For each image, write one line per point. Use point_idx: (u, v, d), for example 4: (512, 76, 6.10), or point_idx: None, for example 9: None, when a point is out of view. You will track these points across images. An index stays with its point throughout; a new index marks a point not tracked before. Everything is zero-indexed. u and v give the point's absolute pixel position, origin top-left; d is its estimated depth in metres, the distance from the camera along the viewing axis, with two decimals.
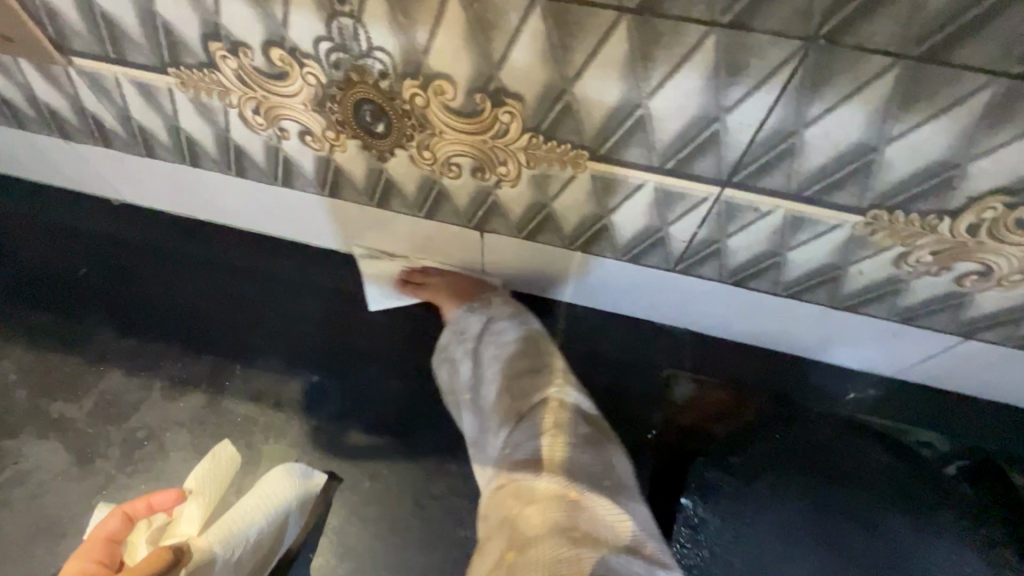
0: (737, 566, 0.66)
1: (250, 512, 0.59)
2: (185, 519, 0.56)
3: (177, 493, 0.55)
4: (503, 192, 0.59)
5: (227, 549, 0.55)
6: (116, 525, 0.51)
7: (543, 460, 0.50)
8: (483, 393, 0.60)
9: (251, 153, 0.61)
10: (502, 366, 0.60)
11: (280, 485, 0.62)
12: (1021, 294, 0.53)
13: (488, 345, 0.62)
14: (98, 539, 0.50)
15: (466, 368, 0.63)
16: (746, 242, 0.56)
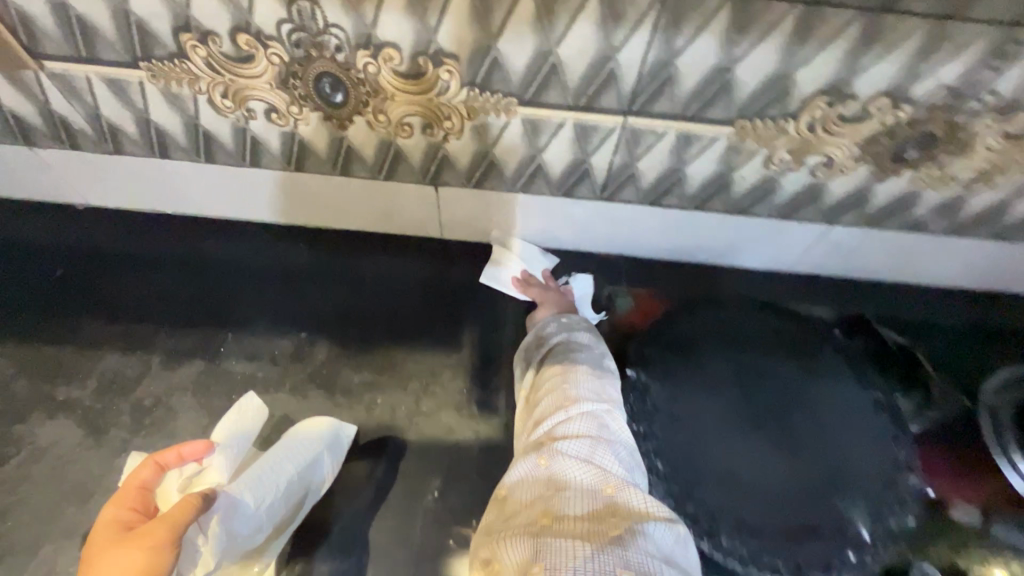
0: (692, 446, 0.57)
1: (283, 466, 0.59)
2: (218, 468, 0.56)
3: (207, 444, 0.51)
4: (452, 145, 0.64)
5: (255, 501, 0.55)
6: (148, 476, 0.48)
7: (586, 459, 0.49)
8: (540, 388, 0.59)
9: (221, 138, 0.66)
10: (572, 366, 0.58)
11: (303, 440, 0.61)
12: (862, 177, 0.63)
13: (556, 352, 0.61)
14: (130, 488, 0.46)
15: (530, 369, 0.63)
16: (655, 163, 0.64)
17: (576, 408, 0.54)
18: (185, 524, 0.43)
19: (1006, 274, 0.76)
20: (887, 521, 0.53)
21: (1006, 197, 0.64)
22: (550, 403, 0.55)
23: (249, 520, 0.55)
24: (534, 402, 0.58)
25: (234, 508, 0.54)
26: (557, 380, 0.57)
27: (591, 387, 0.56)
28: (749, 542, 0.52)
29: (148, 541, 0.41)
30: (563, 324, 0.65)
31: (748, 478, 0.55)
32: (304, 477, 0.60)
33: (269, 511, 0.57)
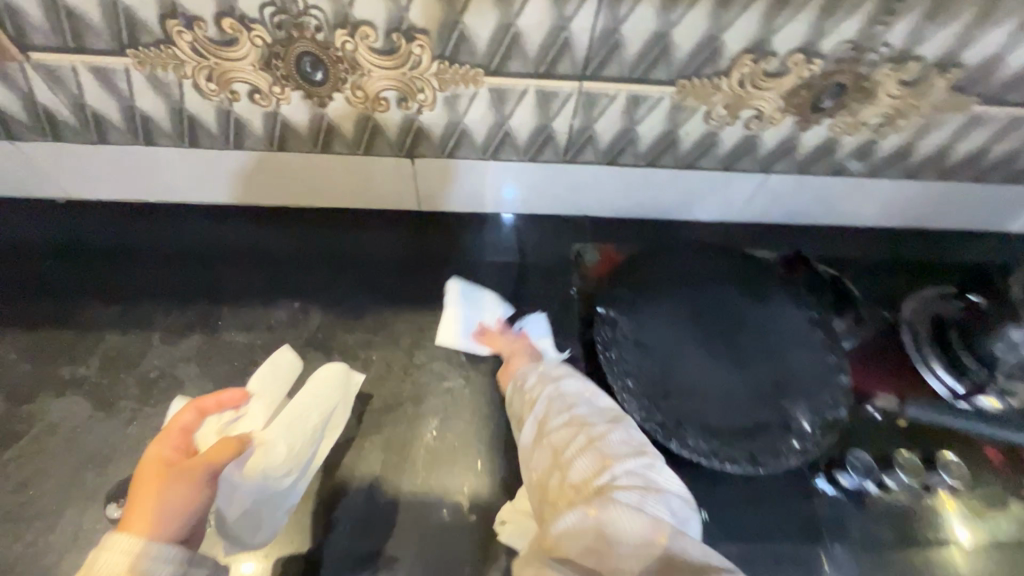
0: (657, 368, 0.64)
1: (300, 416, 0.66)
2: (252, 417, 0.65)
3: (243, 393, 0.60)
4: (426, 117, 0.70)
5: (279, 446, 0.63)
6: (189, 418, 0.56)
7: (638, 510, 0.49)
8: (561, 443, 0.57)
9: (205, 121, 0.70)
10: (590, 420, 0.58)
11: (322, 389, 0.68)
12: (789, 127, 0.72)
13: (560, 399, 0.60)
14: (173, 427, 0.55)
15: (529, 422, 0.60)
16: (610, 124, 0.71)
17: (618, 466, 0.53)
18: (220, 464, 0.54)
19: (918, 210, 0.87)
20: (824, 415, 0.63)
21: (909, 138, 0.74)
22: (586, 461, 0.54)
23: (275, 464, 0.62)
24: (558, 458, 0.56)
25: (261, 451, 0.63)
26: (583, 437, 0.56)
27: (622, 442, 0.56)
28: (711, 440, 0.60)
29: (193, 474, 0.52)
30: (541, 369, 0.65)
31: (709, 391, 0.64)
32: (320, 426, 0.66)
33: (292, 454, 0.63)
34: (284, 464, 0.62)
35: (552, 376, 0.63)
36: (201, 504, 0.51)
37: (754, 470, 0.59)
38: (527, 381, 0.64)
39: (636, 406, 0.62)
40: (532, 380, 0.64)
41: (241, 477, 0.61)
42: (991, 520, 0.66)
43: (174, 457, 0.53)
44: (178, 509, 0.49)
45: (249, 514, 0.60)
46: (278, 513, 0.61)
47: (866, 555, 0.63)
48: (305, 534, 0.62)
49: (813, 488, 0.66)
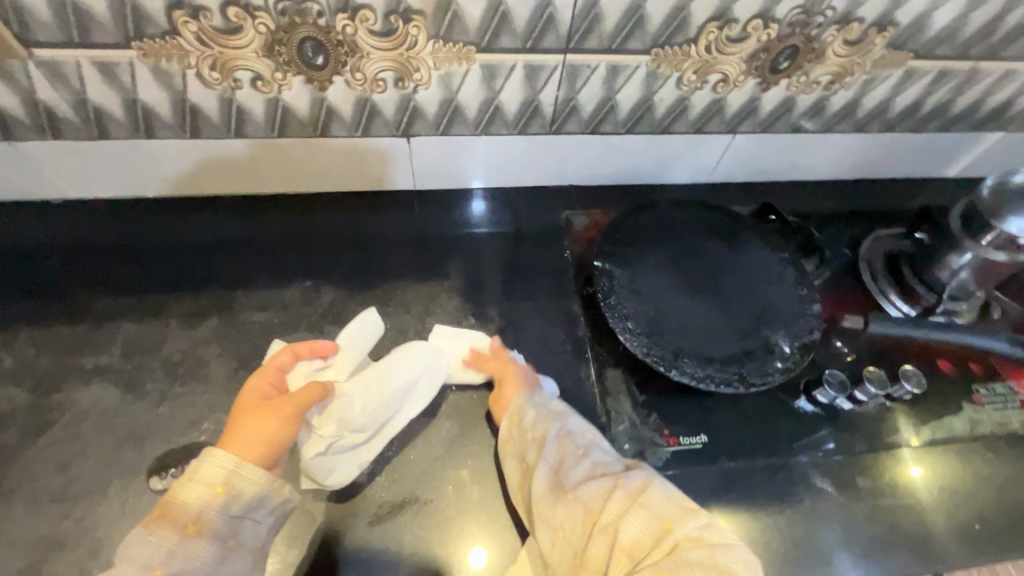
0: (651, 312, 0.71)
1: (383, 377, 0.69)
2: (339, 369, 0.69)
3: (331, 344, 0.69)
4: (421, 96, 0.74)
5: (358, 401, 0.67)
6: (286, 359, 0.67)
7: (716, 575, 0.48)
8: (596, 501, 0.57)
9: (208, 111, 0.72)
10: (616, 472, 0.60)
11: (406, 354, 0.71)
12: (751, 89, 0.80)
13: (574, 454, 0.62)
14: (272, 367, 0.65)
15: (542, 471, 0.61)
16: (592, 94, 0.77)
17: (675, 524, 0.52)
18: (304, 404, 0.62)
19: (867, 160, 0.97)
20: (801, 338, 0.71)
21: (856, 94, 0.83)
22: (635, 520, 0.54)
23: (351, 416, 0.66)
24: (600, 519, 0.56)
25: (342, 402, 0.67)
26: (620, 493, 0.56)
27: (666, 497, 0.55)
28: (705, 367, 0.67)
29: (280, 410, 0.60)
30: (539, 406, 0.67)
31: (699, 328, 0.71)
32: (401, 389, 0.69)
33: (369, 410, 0.67)
34: (362, 419, 0.66)
35: (555, 418, 0.66)
36: (283, 436, 0.60)
37: (747, 388, 0.66)
38: (526, 418, 0.66)
39: (637, 343, 0.68)
40: (530, 418, 0.66)
41: (321, 421, 0.65)
42: (947, 422, 0.75)
43: (273, 393, 0.64)
44: (262, 437, 0.58)
45: (323, 458, 0.64)
46: (351, 462, 0.65)
47: (844, 459, 0.72)
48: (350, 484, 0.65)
49: (795, 408, 0.74)
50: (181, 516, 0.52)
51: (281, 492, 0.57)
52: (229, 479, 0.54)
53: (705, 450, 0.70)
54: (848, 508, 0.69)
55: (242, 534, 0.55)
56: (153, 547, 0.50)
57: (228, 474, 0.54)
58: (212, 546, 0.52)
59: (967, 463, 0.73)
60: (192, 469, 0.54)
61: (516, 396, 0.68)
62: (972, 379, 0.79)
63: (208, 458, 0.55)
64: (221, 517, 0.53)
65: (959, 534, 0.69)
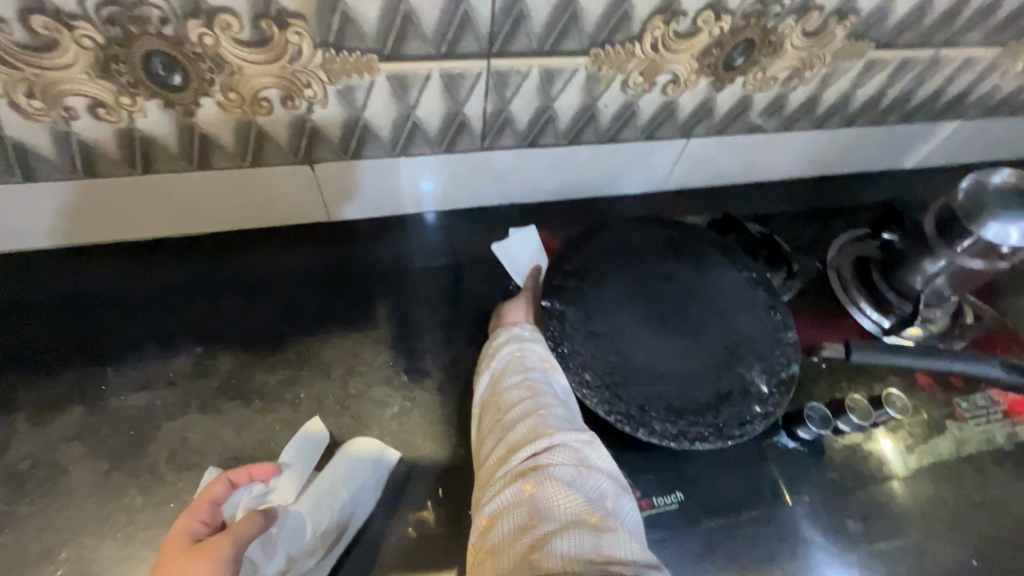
0: (611, 357, 0.61)
1: (336, 492, 0.58)
2: (285, 490, 0.58)
3: (275, 465, 0.55)
4: (318, 115, 0.61)
5: (309, 525, 0.57)
6: (220, 490, 0.52)
7: (572, 490, 0.50)
8: (505, 405, 0.59)
9: (37, 147, 0.56)
10: (540, 385, 0.59)
11: (354, 462, 0.60)
12: (704, 89, 0.71)
13: (514, 367, 0.61)
14: (203, 502, 0.51)
15: (485, 378, 0.63)
16: (526, 103, 0.66)
17: (558, 437, 0.54)
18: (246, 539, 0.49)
19: (828, 157, 0.90)
20: (778, 374, 0.62)
21: (816, 89, 0.76)
22: (527, 428, 0.55)
23: (301, 544, 0.56)
24: (503, 420, 0.57)
25: (292, 530, 0.56)
26: (528, 404, 0.57)
27: (566, 419, 0.57)
28: (677, 422, 0.58)
29: (216, 554, 0.46)
30: (514, 330, 0.65)
31: (666, 369, 0.62)
32: (358, 502, 0.58)
33: (323, 534, 0.57)
34: (311, 546, 0.56)
35: (522, 338, 0.63)
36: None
37: (723, 442, 0.57)
38: (498, 336, 0.65)
39: (598, 399, 0.58)
40: (501, 335, 0.65)
41: (266, 555, 0.54)
42: (931, 445, 0.70)
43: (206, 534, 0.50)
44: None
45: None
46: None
47: (832, 501, 0.65)
48: None
49: (774, 447, 0.67)
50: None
51: None
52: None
53: (682, 510, 0.61)
54: (841, 559, 0.62)
55: None
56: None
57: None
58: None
59: (956, 489, 0.67)
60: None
61: (512, 319, 0.68)
62: (952, 393, 0.73)
63: None
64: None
65: (956, 573, 0.63)
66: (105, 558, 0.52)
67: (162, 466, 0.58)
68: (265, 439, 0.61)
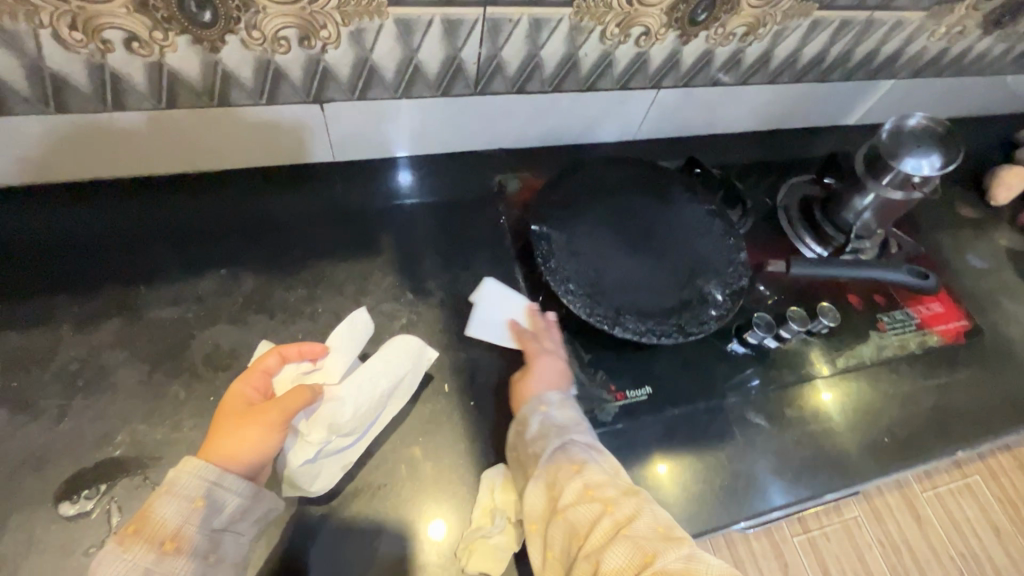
0: (590, 271, 0.71)
1: (376, 378, 0.65)
2: (329, 372, 0.64)
3: (321, 347, 0.64)
4: (331, 56, 0.68)
5: (348, 406, 0.63)
6: (272, 362, 0.61)
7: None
8: (582, 524, 0.54)
9: (73, 79, 0.62)
10: (604, 489, 0.57)
11: (396, 356, 0.67)
12: (671, 42, 0.80)
13: (566, 471, 0.59)
14: (256, 370, 0.60)
15: (536, 488, 0.59)
16: (516, 50, 0.74)
17: (660, 560, 0.49)
18: (292, 411, 0.57)
19: (779, 110, 1.01)
20: (731, 285, 0.74)
21: (769, 45, 0.86)
22: (620, 555, 0.50)
23: (340, 422, 0.62)
24: (587, 547, 0.52)
25: (333, 407, 0.63)
26: (610, 523, 0.53)
27: (655, 529, 0.52)
28: (646, 322, 0.69)
29: (265, 419, 0.55)
30: (545, 415, 0.64)
31: (637, 282, 0.72)
32: (389, 393, 0.66)
33: (361, 416, 0.63)
34: (350, 422, 0.63)
35: (560, 428, 0.63)
36: (267, 446, 0.55)
37: (685, 337, 0.68)
38: (530, 427, 0.63)
39: (580, 304, 0.68)
40: (535, 427, 0.63)
41: (309, 425, 0.61)
42: (857, 350, 0.83)
43: (257, 399, 0.59)
44: (247, 447, 0.54)
45: (309, 465, 0.60)
46: (336, 467, 0.62)
47: (775, 393, 0.77)
48: (316, 478, 0.60)
49: (728, 351, 0.79)
50: (158, 532, 0.47)
51: (266, 499, 0.54)
52: (210, 491, 0.50)
53: (652, 400, 0.73)
54: (780, 438, 0.74)
55: (224, 547, 0.51)
56: (128, 564, 0.46)
57: (208, 486, 0.50)
58: (191, 562, 0.48)
59: (874, 384, 0.81)
60: (169, 481, 0.50)
61: (534, 396, 0.66)
62: (877, 309, 0.87)
63: (187, 469, 0.50)
64: (200, 532, 0.49)
65: (871, 448, 0.77)
66: (158, 440, 0.60)
67: (200, 366, 0.65)
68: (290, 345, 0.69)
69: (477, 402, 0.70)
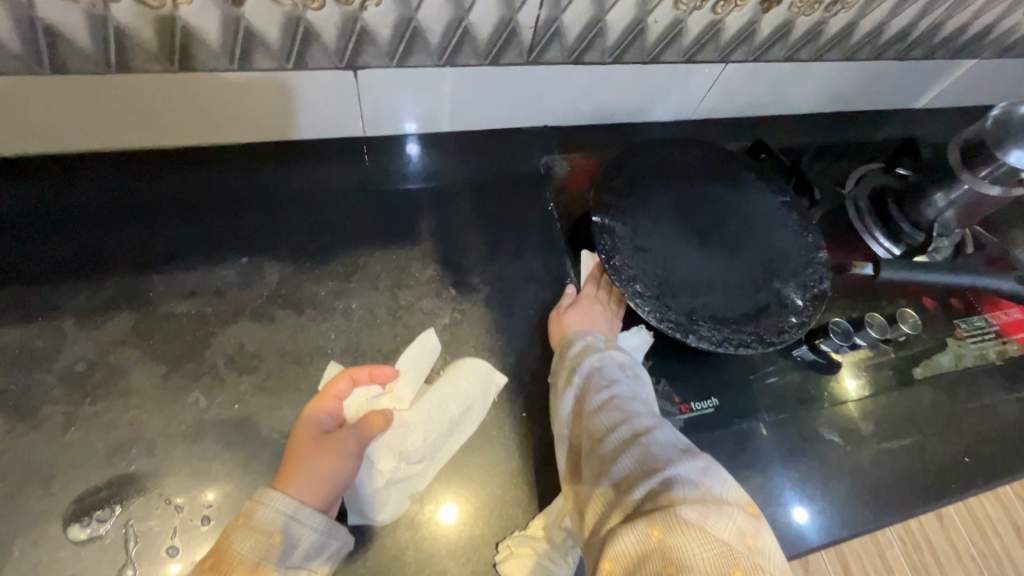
0: (657, 270, 0.64)
1: (446, 403, 0.60)
2: (398, 396, 0.61)
3: (392, 370, 0.60)
4: (370, 14, 0.59)
5: (418, 432, 0.59)
6: (344, 386, 0.57)
7: (704, 528, 0.41)
8: (601, 431, 0.53)
9: (72, 34, 0.52)
10: (629, 404, 0.55)
11: (467, 383, 0.62)
12: (752, 9, 0.70)
13: (598, 389, 0.57)
14: (328, 396, 0.56)
15: (566, 398, 0.58)
16: (579, 13, 0.65)
17: (673, 472, 0.46)
18: (365, 440, 0.56)
19: (850, 91, 0.92)
20: (812, 289, 0.66)
21: (855, 16, 0.76)
22: (633, 461, 0.49)
23: (410, 448, 0.58)
24: (601, 452, 0.51)
25: (403, 432, 0.59)
26: (625, 432, 0.51)
27: (673, 447, 0.50)
28: (722, 330, 0.61)
29: (343, 450, 0.53)
30: (589, 341, 0.61)
31: (707, 282, 0.65)
32: (462, 420, 0.61)
33: (431, 444, 0.59)
34: (420, 448, 0.58)
35: (600, 350, 0.61)
36: (343, 476, 0.53)
37: (766, 348, 0.61)
38: (571, 349, 0.61)
39: (651, 307, 0.60)
40: (575, 350, 0.61)
41: (379, 453, 0.57)
42: (934, 360, 0.76)
43: (330, 426, 0.56)
44: (325, 478, 0.52)
45: (377, 493, 0.55)
46: (403, 497, 0.56)
47: (847, 407, 0.71)
48: (385, 509, 0.55)
49: (796, 357, 0.72)
50: (236, 569, 0.45)
51: (340, 535, 0.50)
52: (287, 525, 0.48)
53: (717, 413, 0.67)
54: (854, 456, 0.68)
55: None
56: None
57: (285, 520, 0.48)
58: None
59: (952, 397, 0.75)
60: (246, 513, 0.48)
61: (575, 332, 0.63)
62: (955, 314, 0.80)
63: (265, 502, 0.48)
64: (277, 569, 0.47)
65: (949, 467, 0.70)
66: (179, 453, 0.54)
67: (222, 368, 0.58)
68: (322, 346, 0.62)
69: (530, 414, 0.63)
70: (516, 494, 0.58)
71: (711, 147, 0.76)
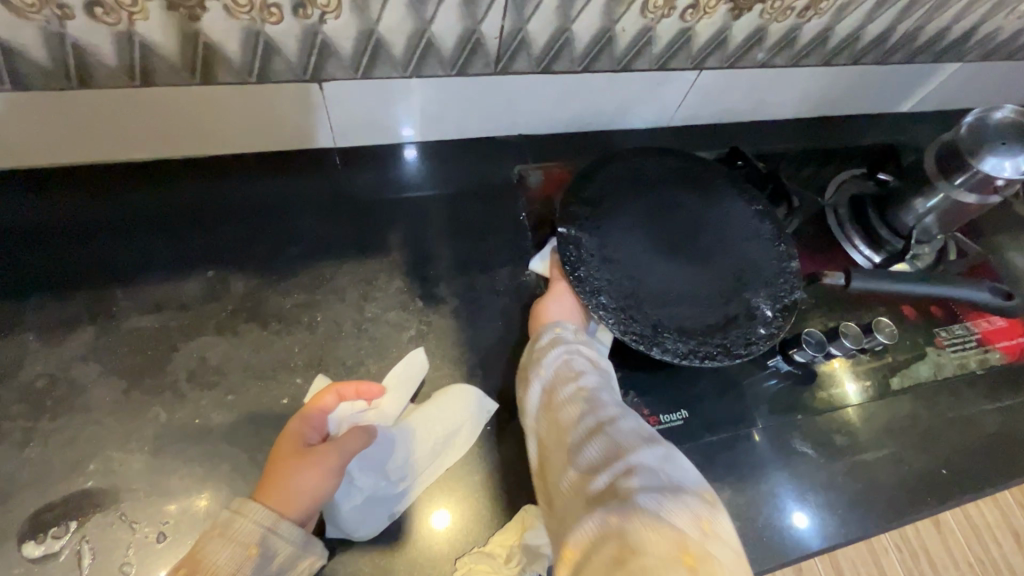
0: (624, 283, 0.63)
1: (433, 424, 0.60)
2: (384, 412, 0.60)
3: (379, 387, 0.59)
4: (330, 27, 0.58)
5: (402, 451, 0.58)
6: (330, 401, 0.56)
7: (659, 513, 0.42)
8: (569, 423, 0.53)
9: (29, 52, 0.53)
10: (596, 395, 0.55)
11: (458, 407, 0.61)
12: (721, 16, 0.70)
13: (564, 381, 0.56)
14: (314, 410, 0.55)
15: (535, 390, 0.57)
16: (544, 23, 0.64)
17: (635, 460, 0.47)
18: (347, 456, 0.54)
19: (830, 97, 0.91)
20: (782, 300, 0.65)
21: (829, 22, 0.75)
22: (599, 451, 0.49)
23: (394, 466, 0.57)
24: (567, 443, 0.52)
25: (387, 450, 0.58)
26: (591, 421, 0.52)
27: (636, 435, 0.50)
28: (688, 341, 0.60)
29: (323, 464, 0.51)
30: (556, 332, 0.61)
31: (676, 295, 0.64)
32: (448, 444, 0.60)
33: (413, 464, 0.58)
34: (403, 468, 0.58)
35: (567, 340, 0.60)
36: (322, 491, 0.51)
37: (731, 360, 0.60)
38: (540, 340, 0.61)
39: (614, 320, 0.60)
40: (543, 340, 0.60)
41: (361, 471, 0.56)
42: (912, 370, 0.75)
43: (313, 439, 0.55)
44: (304, 491, 0.50)
45: (357, 510, 0.54)
46: (381, 514, 0.55)
47: (822, 418, 0.70)
48: (363, 527, 0.54)
49: (770, 366, 0.71)
50: None
51: (315, 549, 0.49)
52: (265, 538, 0.47)
53: (687, 425, 0.66)
54: (828, 468, 0.67)
55: None
56: None
57: (263, 532, 0.47)
58: None
59: (931, 407, 0.73)
60: (224, 522, 0.47)
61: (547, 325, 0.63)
62: (935, 322, 0.78)
63: (243, 513, 0.47)
64: None
65: (927, 480, 0.69)
66: (138, 469, 0.54)
67: (184, 383, 0.58)
68: (286, 360, 0.62)
69: (495, 427, 0.62)
70: (479, 510, 0.58)
71: (692, 159, 0.76)
